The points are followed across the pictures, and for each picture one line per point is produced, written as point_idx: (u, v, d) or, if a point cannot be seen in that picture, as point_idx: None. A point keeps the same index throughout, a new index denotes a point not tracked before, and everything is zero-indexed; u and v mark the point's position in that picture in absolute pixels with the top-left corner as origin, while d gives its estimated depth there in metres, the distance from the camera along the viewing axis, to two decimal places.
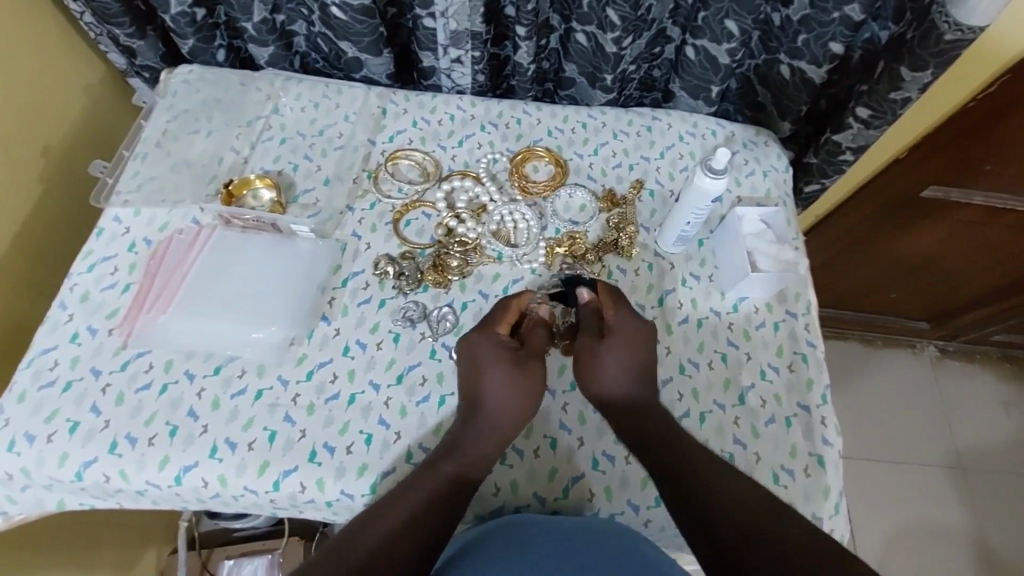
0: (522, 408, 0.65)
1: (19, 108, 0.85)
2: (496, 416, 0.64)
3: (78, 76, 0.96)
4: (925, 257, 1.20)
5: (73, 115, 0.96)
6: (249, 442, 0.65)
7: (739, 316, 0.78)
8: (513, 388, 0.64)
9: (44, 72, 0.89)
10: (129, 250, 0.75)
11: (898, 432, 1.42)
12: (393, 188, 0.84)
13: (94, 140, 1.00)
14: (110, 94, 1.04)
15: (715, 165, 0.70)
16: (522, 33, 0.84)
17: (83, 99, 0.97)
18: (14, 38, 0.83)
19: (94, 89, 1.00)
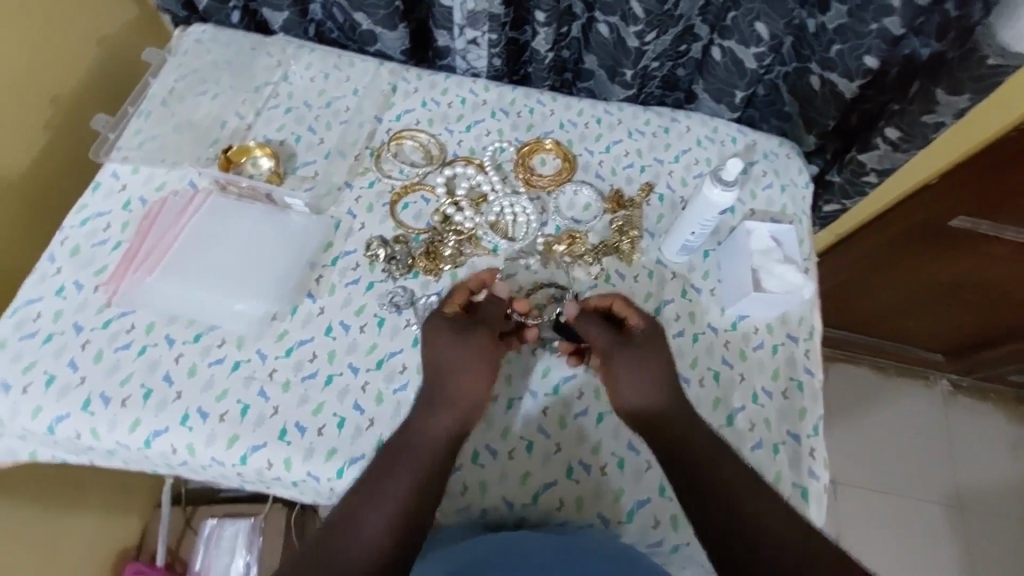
0: (472, 385, 0.64)
1: (29, 36, 0.84)
2: (451, 394, 0.63)
3: (96, 6, 0.94)
4: (952, 282, 1.13)
5: (88, 47, 0.94)
6: (221, 414, 0.64)
7: (737, 334, 0.76)
8: (466, 360, 0.64)
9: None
10: (124, 208, 0.74)
11: (897, 464, 1.38)
12: (395, 168, 0.82)
13: (107, 76, 0.99)
14: (129, 29, 1.02)
15: (727, 174, 0.66)
16: (541, 19, 0.80)
17: (100, 31, 0.96)
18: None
19: (114, 21, 0.98)
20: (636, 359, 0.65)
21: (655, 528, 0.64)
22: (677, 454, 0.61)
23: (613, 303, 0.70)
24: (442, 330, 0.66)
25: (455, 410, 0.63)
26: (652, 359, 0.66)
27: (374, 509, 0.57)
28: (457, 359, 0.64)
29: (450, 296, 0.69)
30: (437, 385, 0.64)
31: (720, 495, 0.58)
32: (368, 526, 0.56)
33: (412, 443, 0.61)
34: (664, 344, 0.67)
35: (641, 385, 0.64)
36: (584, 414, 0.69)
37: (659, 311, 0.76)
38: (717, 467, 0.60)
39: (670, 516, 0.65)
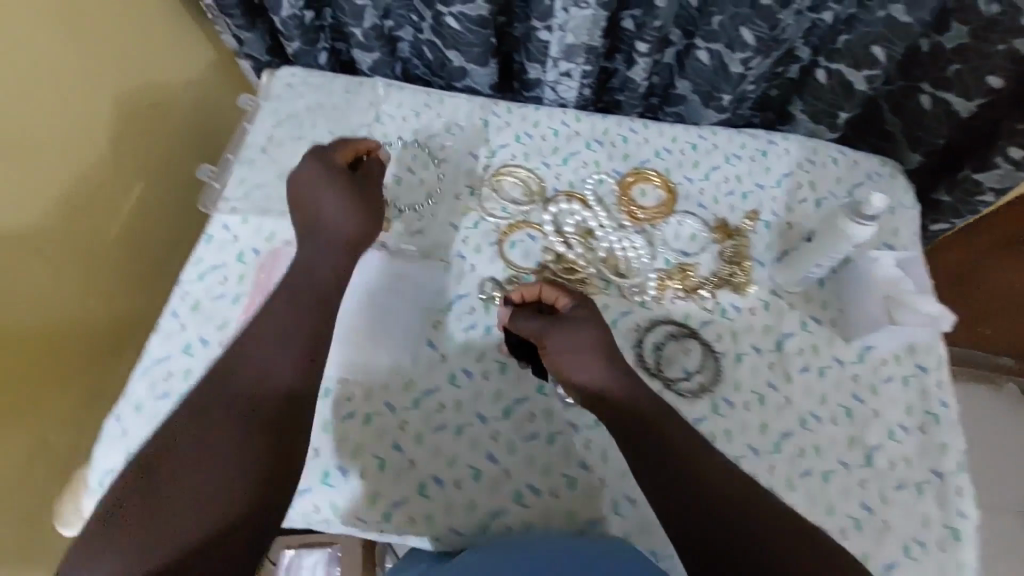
0: (355, 225, 0.66)
1: (118, 88, 0.85)
2: (336, 228, 0.66)
3: (181, 57, 0.95)
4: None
5: (173, 98, 0.95)
6: (360, 470, 0.65)
7: (865, 367, 0.74)
8: (345, 206, 0.66)
9: (143, 54, 0.88)
10: (238, 260, 0.74)
11: None
12: (496, 206, 0.81)
13: (192, 123, 1.00)
14: (209, 73, 1.02)
15: (868, 210, 0.63)
16: (642, 50, 0.79)
17: (183, 80, 0.97)
18: (116, 18, 0.82)
19: (196, 67, 0.99)
20: (574, 342, 0.62)
21: None
22: (667, 462, 0.57)
23: (541, 291, 0.68)
24: (313, 176, 0.67)
25: (323, 234, 0.65)
26: (568, 345, 0.62)
27: (210, 432, 0.56)
28: (333, 207, 0.66)
29: (341, 147, 0.70)
30: (323, 224, 0.66)
31: (691, 478, 0.56)
32: (268, 347, 0.61)
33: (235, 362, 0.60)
34: (597, 319, 0.64)
35: (584, 363, 0.61)
36: None
37: (781, 345, 0.75)
38: (680, 451, 0.58)
39: None
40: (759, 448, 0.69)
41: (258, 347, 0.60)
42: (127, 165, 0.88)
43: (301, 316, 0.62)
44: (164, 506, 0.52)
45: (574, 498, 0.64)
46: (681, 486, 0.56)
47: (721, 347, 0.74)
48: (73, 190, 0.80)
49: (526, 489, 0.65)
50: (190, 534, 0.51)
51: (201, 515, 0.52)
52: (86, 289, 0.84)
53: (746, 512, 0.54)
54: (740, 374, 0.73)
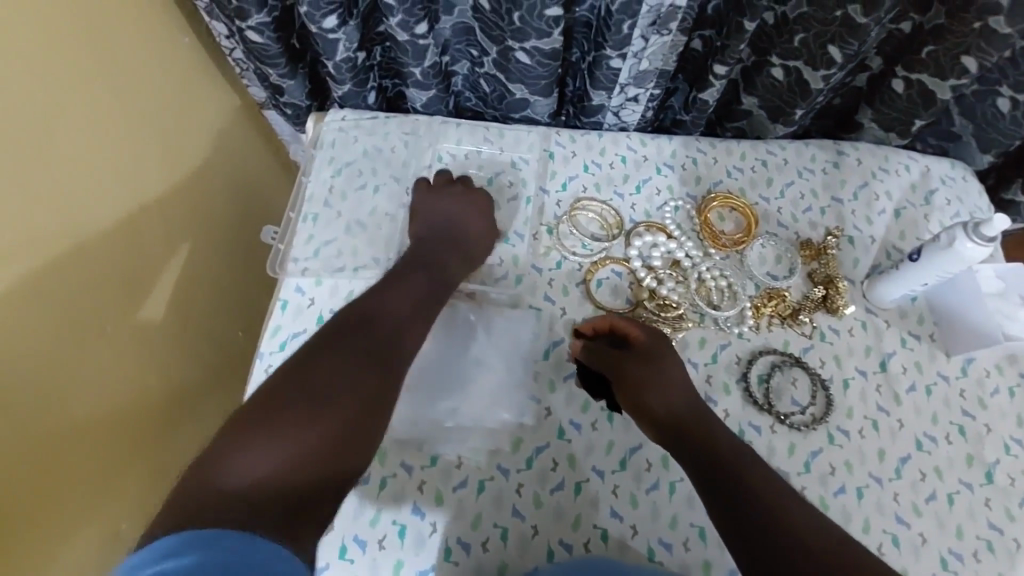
0: (469, 243, 0.72)
1: (154, 143, 0.79)
2: (455, 239, 0.71)
3: (201, 102, 0.88)
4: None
5: (200, 151, 0.89)
6: (483, 541, 0.61)
7: (969, 380, 0.72)
8: (468, 217, 0.73)
9: (175, 106, 0.82)
10: (318, 324, 0.70)
11: None
12: (577, 243, 0.78)
13: (220, 170, 0.94)
14: (229, 113, 0.95)
15: (985, 229, 0.61)
16: (720, 73, 0.76)
17: (206, 127, 0.90)
18: (138, 81, 0.75)
19: (217, 109, 0.92)
20: (649, 369, 0.61)
21: None
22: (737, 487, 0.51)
23: (613, 324, 0.67)
24: (460, 193, 0.75)
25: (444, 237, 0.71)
26: (647, 371, 0.60)
27: (338, 367, 0.52)
28: (458, 218, 0.73)
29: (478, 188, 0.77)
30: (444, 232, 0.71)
31: (738, 485, 0.51)
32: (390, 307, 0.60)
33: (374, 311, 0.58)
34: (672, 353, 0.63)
35: (669, 385, 0.60)
36: (843, 491, 0.66)
37: (885, 365, 0.72)
38: (736, 467, 0.52)
39: None
40: (880, 476, 0.67)
41: (383, 312, 0.59)
42: (169, 231, 0.83)
43: (415, 292, 0.63)
44: (280, 411, 0.47)
45: (708, 549, 0.62)
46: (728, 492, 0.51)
47: (827, 373, 0.72)
48: (126, 274, 0.75)
49: (658, 544, 0.62)
50: (259, 468, 0.44)
51: (257, 464, 0.44)
52: (152, 369, 0.79)
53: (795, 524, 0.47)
54: (849, 400, 0.70)
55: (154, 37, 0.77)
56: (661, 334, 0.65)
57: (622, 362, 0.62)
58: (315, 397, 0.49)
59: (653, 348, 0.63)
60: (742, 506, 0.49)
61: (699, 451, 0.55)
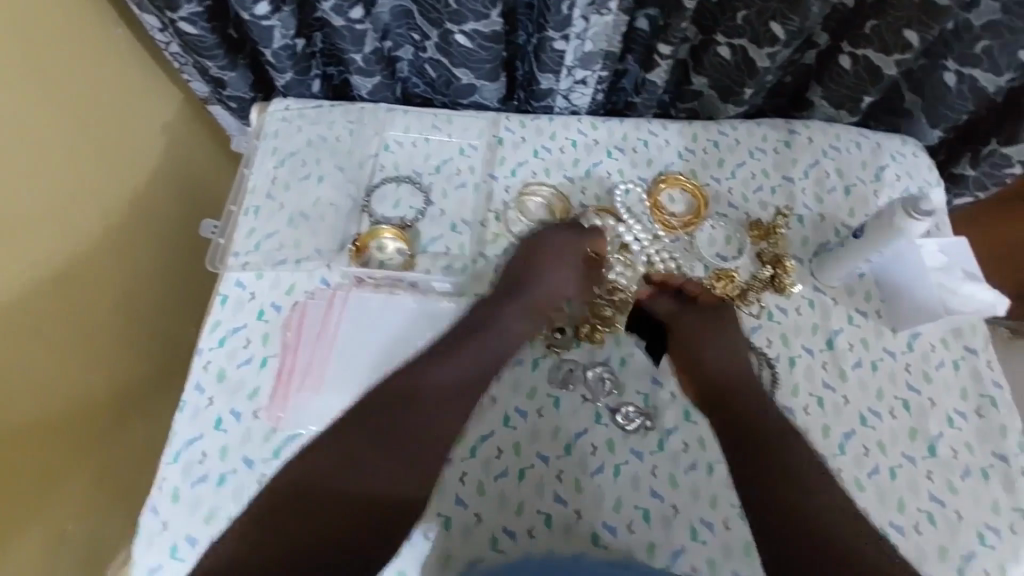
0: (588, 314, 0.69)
1: (92, 139, 0.77)
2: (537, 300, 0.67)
3: (139, 97, 0.85)
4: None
5: (140, 146, 0.85)
6: (426, 531, 0.61)
7: (915, 355, 0.73)
8: (576, 288, 0.69)
9: (115, 102, 0.81)
10: (259, 318, 0.69)
11: None
12: (525, 229, 0.77)
13: (165, 166, 0.90)
14: (172, 108, 0.91)
15: (923, 205, 0.62)
16: (665, 53, 0.75)
17: (146, 122, 0.86)
18: (70, 74, 0.73)
19: (164, 105, 0.90)
20: (714, 332, 0.69)
21: None
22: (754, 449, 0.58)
23: (685, 283, 0.73)
24: (562, 244, 0.70)
25: (535, 305, 0.67)
26: (700, 329, 0.69)
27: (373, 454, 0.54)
28: (561, 282, 0.69)
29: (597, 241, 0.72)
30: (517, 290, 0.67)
31: (783, 475, 0.55)
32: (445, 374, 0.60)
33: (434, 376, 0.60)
34: (734, 319, 0.71)
35: (709, 344, 0.68)
36: None
37: (832, 343, 0.73)
38: (778, 454, 0.57)
39: None
40: (824, 453, 0.67)
41: (422, 393, 0.58)
42: (113, 230, 0.81)
43: (466, 364, 0.62)
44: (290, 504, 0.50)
45: (652, 530, 0.62)
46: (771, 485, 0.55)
47: (773, 352, 0.72)
48: (63, 277, 0.73)
49: (602, 529, 0.62)
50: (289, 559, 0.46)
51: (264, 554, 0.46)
52: (94, 372, 0.77)
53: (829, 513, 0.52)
54: (795, 378, 0.71)
55: (86, 28, 0.75)
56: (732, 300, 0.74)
57: (677, 318, 0.71)
58: (373, 479, 0.52)
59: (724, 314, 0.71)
60: (781, 497, 0.54)
61: (749, 433, 0.60)
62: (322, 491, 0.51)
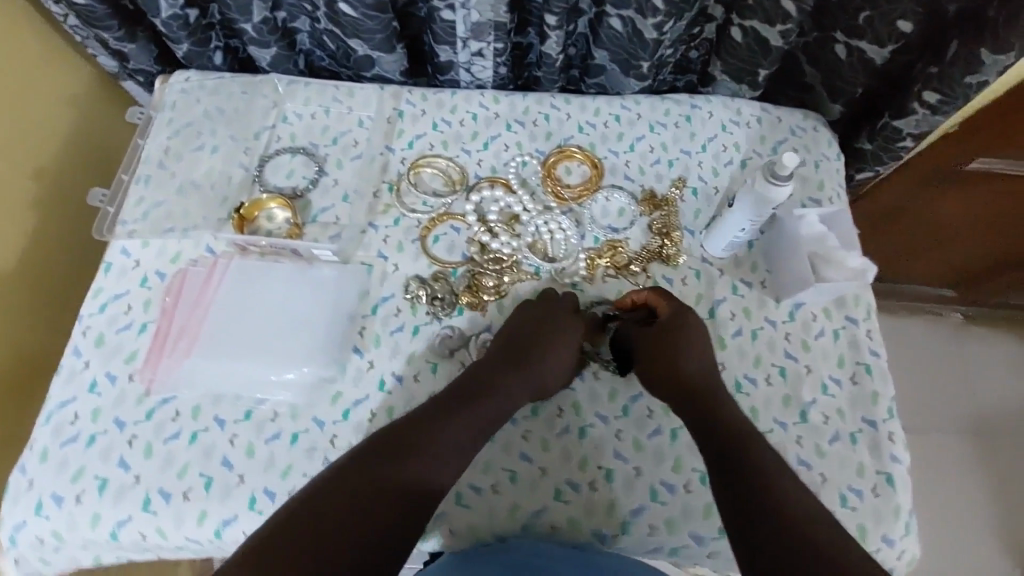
0: (566, 379, 0.66)
1: None
2: (537, 380, 0.64)
3: (42, 71, 0.85)
4: (954, 223, 1.13)
5: (51, 118, 0.86)
6: (291, 491, 0.61)
7: (796, 324, 0.74)
8: (570, 362, 0.66)
9: (17, 76, 0.81)
10: (142, 285, 0.70)
11: (930, 396, 1.36)
12: (417, 200, 0.77)
13: (78, 140, 0.91)
14: (83, 83, 0.92)
15: (780, 171, 0.62)
16: (552, 23, 0.75)
17: (52, 96, 0.87)
18: None
19: (71, 80, 0.90)
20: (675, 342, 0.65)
21: None
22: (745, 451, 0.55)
23: (647, 298, 0.69)
24: (541, 318, 0.67)
25: (530, 384, 0.63)
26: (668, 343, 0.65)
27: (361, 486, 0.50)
28: (555, 364, 0.65)
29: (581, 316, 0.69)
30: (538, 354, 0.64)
31: (753, 475, 0.53)
32: (455, 433, 0.58)
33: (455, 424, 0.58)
34: (694, 325, 0.66)
35: (670, 353, 0.64)
36: (657, 433, 0.67)
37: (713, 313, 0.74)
38: (755, 454, 0.55)
39: None
40: None
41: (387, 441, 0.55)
42: (18, 202, 0.81)
43: (480, 417, 0.60)
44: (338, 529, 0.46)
45: (517, 492, 0.64)
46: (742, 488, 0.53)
47: None
48: None
49: (467, 489, 0.64)
50: None
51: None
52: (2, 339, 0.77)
53: (810, 513, 0.49)
54: None
55: None
56: (682, 307, 0.67)
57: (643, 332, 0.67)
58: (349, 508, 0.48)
59: (671, 322, 0.66)
60: (762, 505, 0.50)
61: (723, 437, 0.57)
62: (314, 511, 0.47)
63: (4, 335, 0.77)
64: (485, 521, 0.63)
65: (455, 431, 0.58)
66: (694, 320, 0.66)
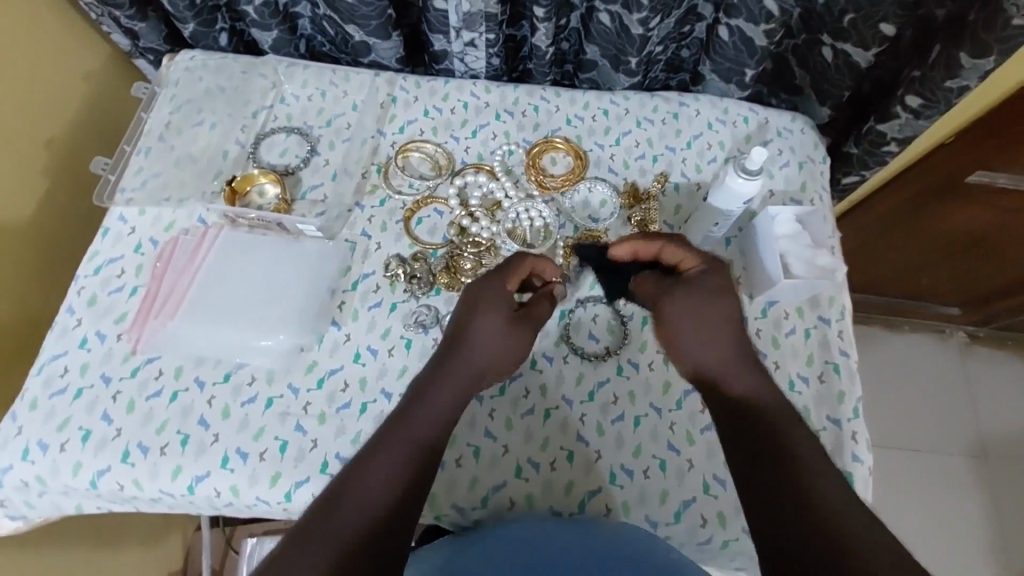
0: (510, 356, 0.62)
1: (13, 81, 0.82)
2: (476, 362, 0.60)
3: (59, 46, 0.89)
4: (952, 239, 1.11)
5: (67, 89, 0.91)
6: (261, 452, 0.64)
7: (768, 321, 0.74)
8: (503, 339, 0.61)
9: (36, 50, 0.85)
10: (136, 251, 0.73)
11: (925, 412, 1.36)
12: (404, 183, 0.80)
13: (89, 110, 0.96)
14: (100, 59, 0.97)
15: (750, 166, 0.66)
16: (540, 15, 0.77)
17: (68, 71, 0.91)
18: None
19: (87, 57, 0.94)
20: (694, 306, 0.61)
21: (704, 527, 0.64)
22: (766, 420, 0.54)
23: (661, 249, 0.64)
24: (473, 299, 0.63)
25: (466, 371, 0.60)
26: (679, 312, 0.61)
27: (372, 483, 0.52)
28: (488, 343, 0.60)
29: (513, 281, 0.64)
30: (466, 343, 0.60)
31: (774, 464, 0.51)
32: (439, 410, 0.58)
33: (418, 422, 0.56)
34: (727, 284, 0.62)
35: (687, 323, 0.60)
36: (620, 419, 0.68)
37: None
38: (783, 423, 0.54)
39: (719, 513, 0.64)
40: (661, 406, 0.68)
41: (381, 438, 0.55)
42: (30, 170, 0.85)
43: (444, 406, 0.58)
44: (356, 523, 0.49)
45: (477, 466, 0.66)
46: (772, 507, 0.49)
47: (628, 310, 0.73)
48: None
49: None
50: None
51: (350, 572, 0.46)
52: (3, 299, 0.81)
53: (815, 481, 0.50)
54: (646, 335, 0.72)
55: None
56: (714, 261, 0.63)
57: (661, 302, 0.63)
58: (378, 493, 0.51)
59: (695, 282, 0.62)
60: (767, 471, 0.51)
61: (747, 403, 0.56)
62: (347, 508, 0.50)
63: (8, 295, 0.82)
64: (445, 492, 0.65)
65: (439, 407, 0.57)
66: (720, 279, 0.62)
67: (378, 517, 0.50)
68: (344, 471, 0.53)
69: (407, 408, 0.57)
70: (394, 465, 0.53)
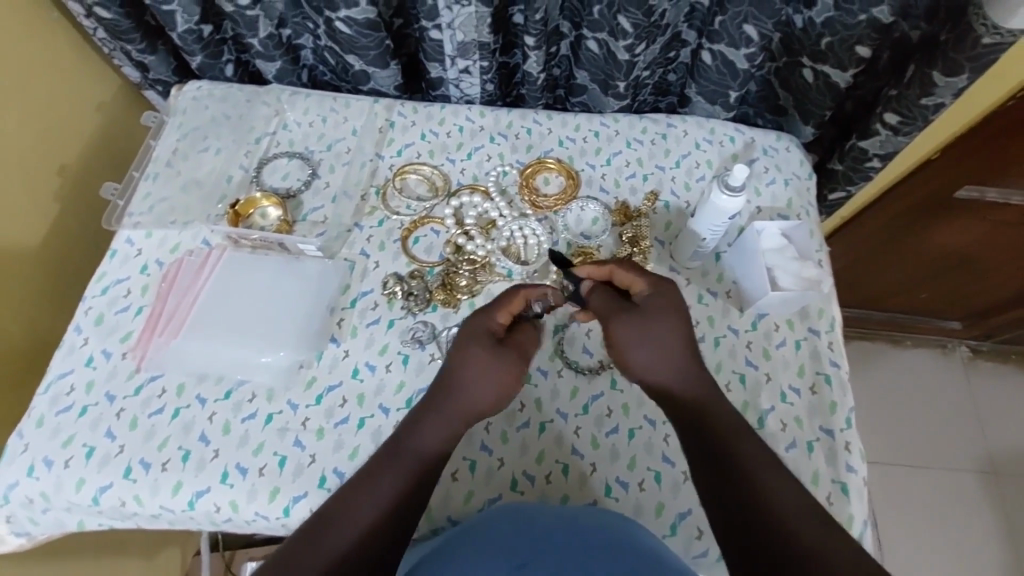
0: (494, 396, 0.60)
1: (29, 112, 0.85)
2: (461, 402, 0.59)
3: (74, 79, 0.93)
4: (945, 252, 1.12)
5: (80, 119, 0.95)
6: (260, 468, 0.65)
7: (759, 333, 0.76)
8: (488, 377, 0.60)
9: (52, 83, 0.89)
10: (142, 272, 0.76)
11: (930, 429, 1.35)
12: (402, 204, 0.82)
13: (98, 140, 0.99)
14: (110, 91, 1.01)
15: (734, 182, 0.68)
16: (531, 43, 0.81)
17: (81, 101, 0.95)
18: (11, 51, 0.82)
19: (99, 89, 0.99)
20: (642, 332, 0.59)
21: (699, 539, 0.64)
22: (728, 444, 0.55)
23: (613, 271, 0.65)
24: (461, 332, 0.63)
25: (453, 412, 0.59)
26: (637, 330, 0.59)
27: (367, 499, 0.54)
28: (474, 381, 0.59)
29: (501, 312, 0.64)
30: (450, 383, 0.60)
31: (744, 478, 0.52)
32: (429, 440, 0.58)
33: (411, 449, 0.57)
34: (673, 305, 0.60)
35: (652, 361, 0.58)
36: (615, 431, 0.69)
37: None
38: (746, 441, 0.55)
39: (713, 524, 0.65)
40: (655, 418, 0.69)
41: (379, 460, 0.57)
42: (42, 195, 0.88)
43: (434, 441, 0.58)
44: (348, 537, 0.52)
45: (473, 480, 0.67)
46: (747, 525, 0.50)
47: None
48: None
49: None
50: None
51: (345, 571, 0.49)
52: (12, 320, 0.83)
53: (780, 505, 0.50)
54: None
55: (25, 12, 0.84)
56: (660, 281, 0.62)
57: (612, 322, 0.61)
58: (364, 513, 0.53)
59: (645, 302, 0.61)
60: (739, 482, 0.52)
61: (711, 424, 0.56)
62: (333, 528, 0.52)
63: (22, 317, 0.85)
64: (441, 506, 0.66)
65: (430, 434, 0.58)
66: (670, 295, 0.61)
67: (363, 536, 0.52)
68: (347, 482, 0.56)
69: (403, 432, 0.59)
70: (386, 487, 0.55)
